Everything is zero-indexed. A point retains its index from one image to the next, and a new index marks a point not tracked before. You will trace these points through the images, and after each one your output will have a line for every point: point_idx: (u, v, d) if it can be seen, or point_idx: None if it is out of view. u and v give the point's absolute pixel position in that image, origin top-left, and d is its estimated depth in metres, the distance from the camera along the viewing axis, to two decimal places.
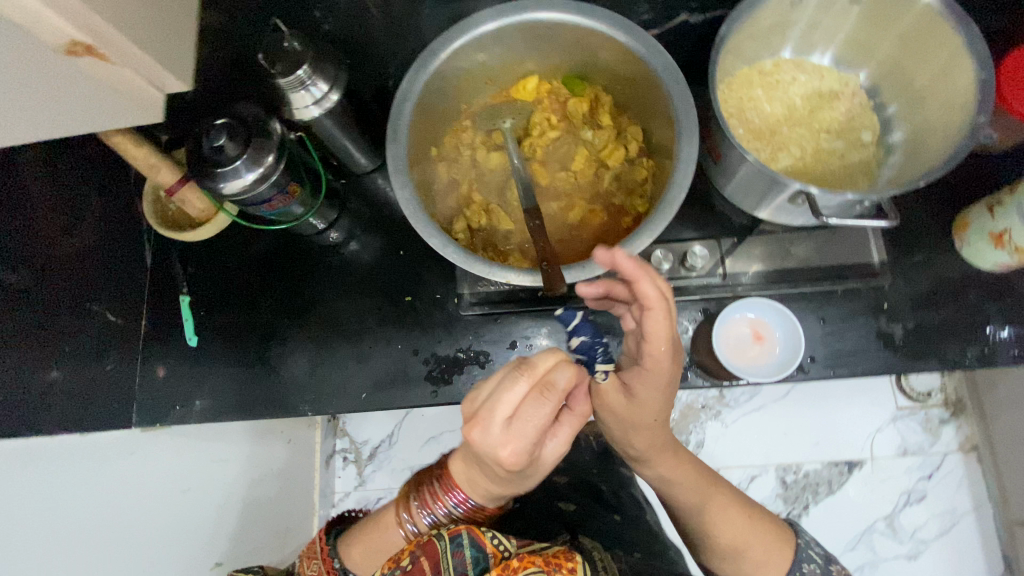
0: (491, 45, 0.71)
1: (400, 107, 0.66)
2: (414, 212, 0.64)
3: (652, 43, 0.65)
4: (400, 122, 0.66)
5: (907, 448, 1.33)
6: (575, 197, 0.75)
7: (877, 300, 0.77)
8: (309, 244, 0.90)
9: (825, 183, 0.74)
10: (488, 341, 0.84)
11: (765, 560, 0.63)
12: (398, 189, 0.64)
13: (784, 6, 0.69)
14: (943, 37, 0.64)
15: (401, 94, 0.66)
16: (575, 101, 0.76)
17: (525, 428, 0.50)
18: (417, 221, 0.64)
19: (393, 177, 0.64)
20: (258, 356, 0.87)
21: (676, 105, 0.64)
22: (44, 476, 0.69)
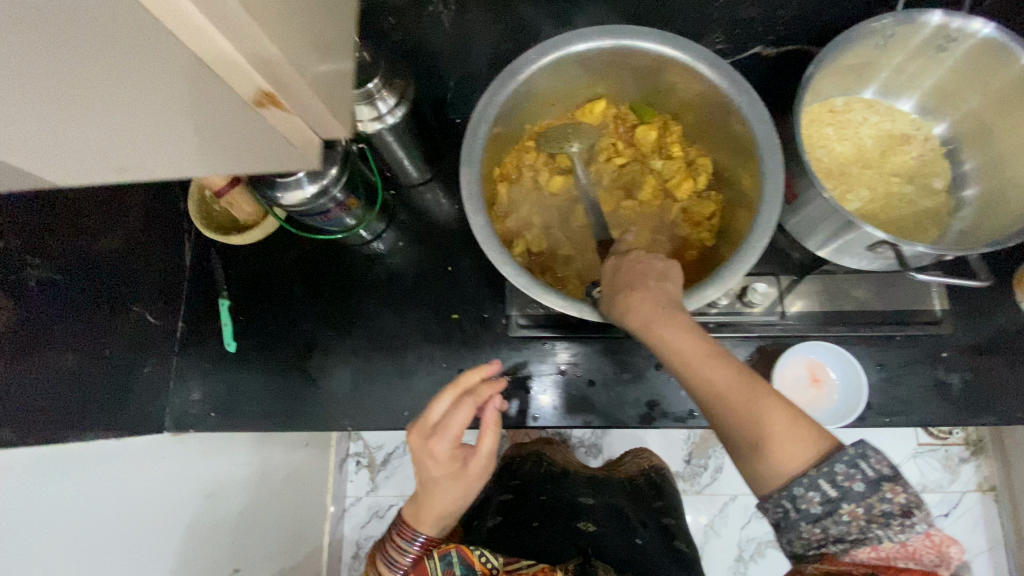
0: (566, 69, 0.69)
1: (476, 128, 0.64)
2: (484, 237, 0.63)
3: (738, 78, 0.64)
4: (475, 143, 0.64)
5: (926, 484, 1.33)
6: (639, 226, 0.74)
7: (935, 348, 0.76)
8: (355, 255, 0.89)
9: (894, 228, 0.73)
10: (534, 368, 0.82)
11: (766, 436, 0.46)
12: (471, 215, 0.63)
13: (870, 50, 0.68)
14: None
15: (477, 116, 0.64)
16: (644, 129, 0.75)
17: (452, 422, 0.67)
18: (487, 247, 0.63)
19: (467, 203, 0.63)
20: (297, 366, 0.85)
21: (761, 145, 0.62)
22: (76, 482, 0.66)
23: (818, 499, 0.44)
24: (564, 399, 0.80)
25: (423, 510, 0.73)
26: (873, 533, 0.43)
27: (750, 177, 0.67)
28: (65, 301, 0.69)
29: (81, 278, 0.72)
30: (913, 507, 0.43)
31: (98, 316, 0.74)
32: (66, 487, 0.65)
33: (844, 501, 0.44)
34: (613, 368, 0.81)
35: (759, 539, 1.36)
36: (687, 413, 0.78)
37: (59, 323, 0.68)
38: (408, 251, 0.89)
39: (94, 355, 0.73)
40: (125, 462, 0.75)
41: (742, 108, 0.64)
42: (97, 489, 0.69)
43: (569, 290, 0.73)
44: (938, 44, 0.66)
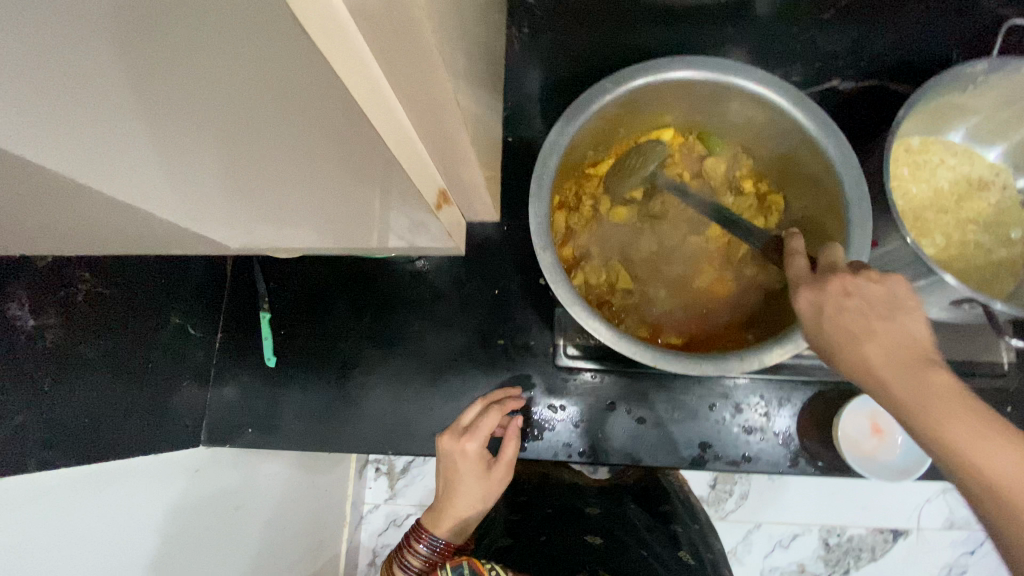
0: (640, 99, 0.67)
1: (546, 160, 0.62)
2: (553, 273, 0.60)
3: (827, 119, 0.61)
4: (545, 175, 0.62)
5: (954, 522, 1.28)
6: (704, 262, 0.72)
7: (1000, 402, 0.73)
8: (399, 272, 0.86)
9: (968, 278, 0.70)
10: (583, 399, 0.80)
11: None
12: (540, 251, 0.60)
13: (956, 92, 0.67)
14: None
15: (548, 147, 0.62)
16: (714, 162, 0.72)
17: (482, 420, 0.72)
18: (555, 285, 0.60)
19: (535, 238, 0.60)
20: (337, 386, 0.83)
21: (848, 192, 0.59)
22: (120, 498, 0.63)
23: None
24: (611, 434, 0.78)
25: (442, 510, 0.71)
26: None
27: (829, 220, 0.64)
28: (106, 318, 0.67)
29: (125, 298, 0.69)
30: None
31: (138, 329, 0.72)
32: (135, 501, 0.65)
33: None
34: (664, 406, 0.78)
35: (781, 569, 1.30)
36: (739, 456, 0.76)
37: (100, 340, 0.65)
38: (453, 272, 0.86)
39: (132, 369, 0.71)
40: (165, 475, 0.72)
41: (829, 151, 0.61)
42: (140, 501, 0.66)
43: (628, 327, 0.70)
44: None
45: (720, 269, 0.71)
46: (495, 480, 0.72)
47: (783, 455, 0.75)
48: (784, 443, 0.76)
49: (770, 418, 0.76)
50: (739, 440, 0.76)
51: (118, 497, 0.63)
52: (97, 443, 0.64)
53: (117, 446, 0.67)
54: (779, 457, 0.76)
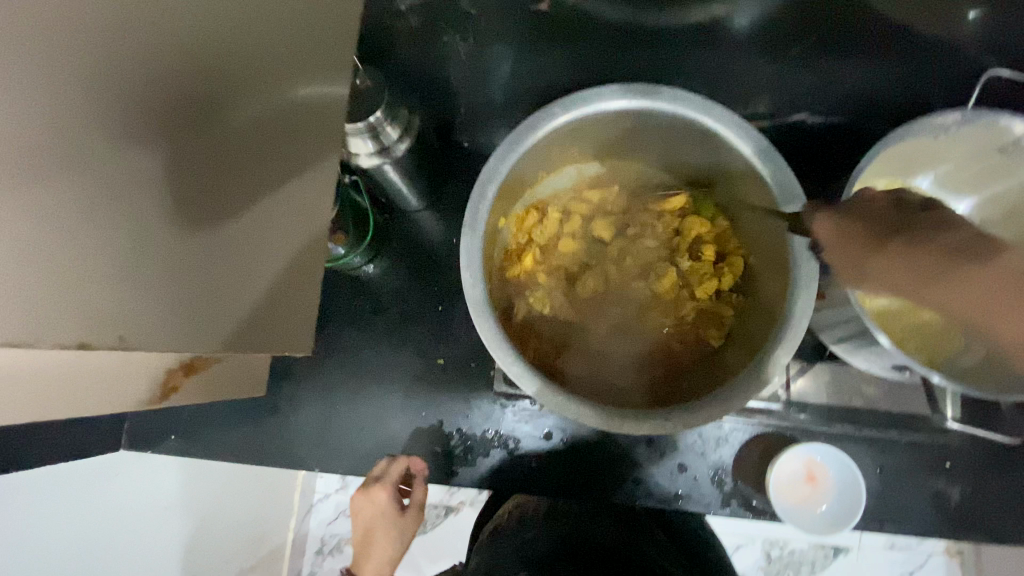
0: (596, 125, 0.62)
1: (484, 189, 0.58)
2: (478, 312, 0.56)
3: (785, 169, 0.57)
4: (480, 205, 0.58)
5: (896, 542, 1.14)
6: (647, 310, 0.69)
7: (939, 457, 0.72)
8: (340, 279, 0.81)
9: (921, 335, 0.66)
10: (521, 427, 0.77)
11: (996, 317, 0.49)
12: (468, 287, 0.56)
13: (927, 139, 0.62)
14: None
15: (487, 174, 0.58)
16: (693, 221, 0.69)
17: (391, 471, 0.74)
18: (481, 323, 0.55)
19: (465, 273, 0.56)
20: (268, 393, 0.80)
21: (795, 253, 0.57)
22: (45, 505, 0.61)
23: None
24: (546, 464, 0.76)
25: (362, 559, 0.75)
26: None
27: (774, 279, 0.61)
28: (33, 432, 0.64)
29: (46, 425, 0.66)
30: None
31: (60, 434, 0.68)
32: (86, 500, 0.66)
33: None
34: (601, 438, 0.76)
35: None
36: (672, 494, 0.75)
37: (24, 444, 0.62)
38: (396, 281, 0.81)
39: None
40: (88, 476, 0.69)
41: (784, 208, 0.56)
42: (67, 505, 0.63)
43: (564, 363, 0.66)
44: (1001, 145, 0.61)
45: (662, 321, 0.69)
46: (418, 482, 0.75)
47: (714, 494, 0.74)
48: (718, 483, 0.75)
49: (704, 455, 0.75)
50: (674, 478, 0.75)
51: (56, 504, 0.62)
52: (26, 449, 0.62)
53: (50, 452, 0.65)
54: (711, 497, 0.74)
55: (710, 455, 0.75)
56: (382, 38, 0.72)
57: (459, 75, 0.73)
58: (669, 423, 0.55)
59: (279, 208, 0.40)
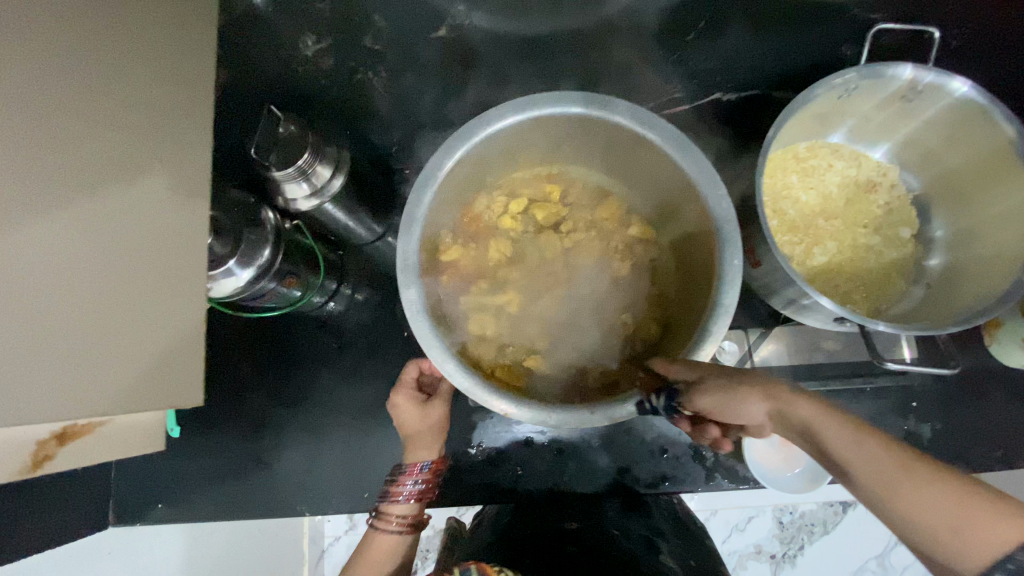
0: (525, 132, 0.65)
1: (419, 196, 0.60)
2: (416, 315, 0.57)
3: (704, 164, 0.59)
4: (417, 209, 0.60)
5: None
6: (587, 323, 0.69)
7: (905, 397, 0.75)
8: (303, 319, 0.82)
9: (861, 284, 0.69)
10: (501, 436, 0.78)
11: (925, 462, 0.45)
12: (404, 288, 0.57)
13: (831, 100, 0.64)
14: (1008, 163, 0.60)
15: (422, 181, 0.60)
16: (633, 277, 0.71)
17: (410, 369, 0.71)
18: (416, 324, 0.56)
19: (400, 275, 0.57)
20: (252, 446, 0.80)
21: (723, 239, 0.58)
22: None
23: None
24: (530, 471, 0.78)
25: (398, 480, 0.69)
26: None
27: (702, 264, 0.63)
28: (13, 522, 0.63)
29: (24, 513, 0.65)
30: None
31: (43, 520, 0.67)
32: None
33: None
34: (579, 436, 0.77)
35: (739, 553, 1.17)
36: (658, 477, 0.76)
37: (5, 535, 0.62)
38: (359, 316, 0.82)
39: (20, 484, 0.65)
40: (75, 557, 0.69)
41: (704, 195, 0.59)
42: None
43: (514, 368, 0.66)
44: (904, 95, 0.63)
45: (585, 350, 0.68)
46: (440, 416, 0.71)
47: (698, 471, 0.76)
48: (700, 459, 0.76)
49: (681, 435, 0.76)
50: (657, 462, 0.76)
51: None
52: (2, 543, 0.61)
53: (32, 540, 0.65)
54: (696, 474, 0.76)
55: (688, 434, 0.76)
56: (279, 89, 0.73)
57: (385, 102, 0.74)
58: (586, 418, 0.57)
59: (143, 277, 0.49)
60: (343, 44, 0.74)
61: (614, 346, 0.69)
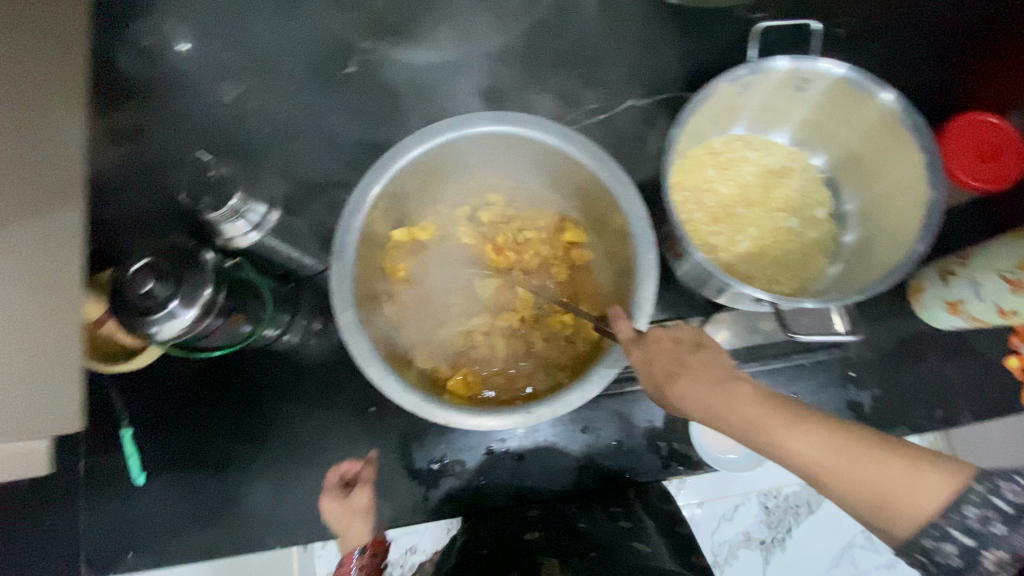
0: (447, 153, 0.68)
1: (348, 222, 0.63)
2: (354, 335, 0.59)
3: (614, 169, 0.64)
4: (347, 235, 0.63)
5: None
6: (528, 328, 0.73)
7: (844, 369, 0.79)
8: (259, 354, 0.83)
9: (784, 265, 0.73)
10: (464, 446, 0.80)
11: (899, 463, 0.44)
12: (339, 311, 0.59)
13: (731, 95, 0.68)
14: (898, 137, 0.64)
15: (350, 208, 0.63)
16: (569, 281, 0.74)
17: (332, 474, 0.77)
18: (355, 344, 0.59)
19: (335, 298, 0.59)
20: (219, 486, 0.81)
21: (636, 237, 0.62)
22: None
23: (955, 551, 0.43)
24: (494, 478, 0.80)
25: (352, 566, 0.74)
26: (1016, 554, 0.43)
27: (627, 261, 0.67)
28: None
29: None
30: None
31: None
32: None
33: (986, 547, 0.43)
34: (537, 439, 0.80)
35: (729, 543, 1.14)
36: (617, 471, 0.79)
37: None
38: (314, 346, 0.84)
39: None
40: None
41: (618, 197, 0.64)
42: None
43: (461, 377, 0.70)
44: (797, 84, 0.67)
45: (528, 352, 0.73)
46: (365, 502, 0.75)
47: (653, 460, 0.80)
48: (655, 449, 0.80)
49: (634, 428, 0.80)
50: (615, 456, 0.79)
51: None
52: None
53: None
54: (653, 463, 0.79)
55: (642, 425, 0.79)
56: (200, 132, 0.75)
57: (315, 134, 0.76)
58: (528, 414, 0.60)
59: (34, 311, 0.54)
60: (258, 85, 0.76)
61: (554, 347, 0.72)
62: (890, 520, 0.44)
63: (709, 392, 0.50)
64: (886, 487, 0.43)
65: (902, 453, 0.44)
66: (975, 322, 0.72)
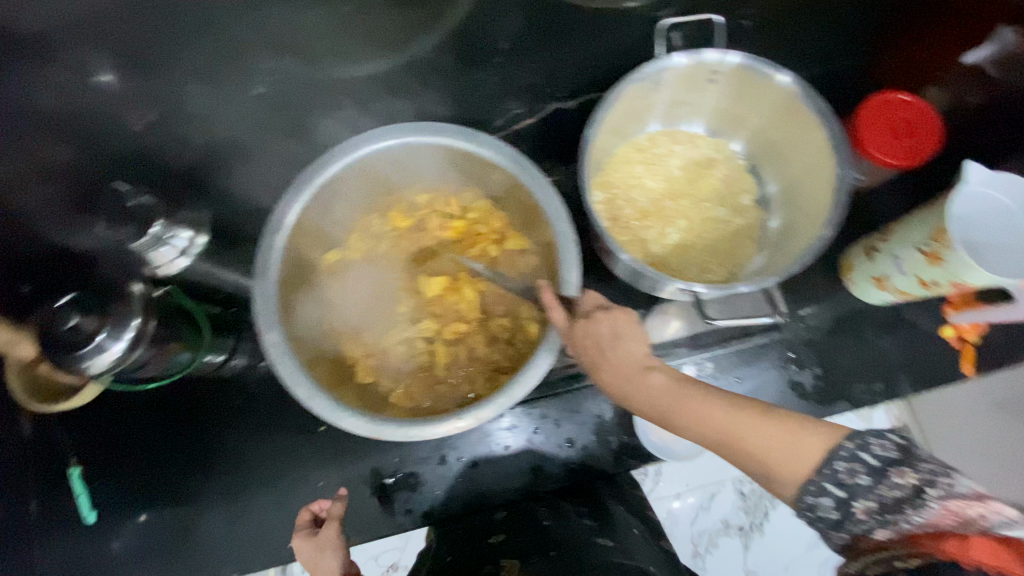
0: (369, 166, 0.69)
1: (271, 241, 0.63)
2: (279, 355, 0.59)
3: (533, 172, 0.65)
4: (270, 255, 0.63)
5: None
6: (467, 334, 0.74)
7: (783, 351, 0.80)
8: (205, 381, 0.83)
9: (714, 253, 0.74)
10: (417, 456, 0.80)
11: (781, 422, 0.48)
12: (264, 332, 0.59)
13: (645, 92, 0.70)
14: (804, 121, 0.66)
15: (272, 228, 0.63)
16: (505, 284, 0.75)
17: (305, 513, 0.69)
18: (281, 365, 0.59)
19: (258, 320, 0.59)
20: (172, 519, 0.80)
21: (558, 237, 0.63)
22: None
23: (831, 505, 0.45)
24: (449, 486, 0.80)
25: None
26: (891, 519, 0.44)
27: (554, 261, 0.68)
28: None
29: None
30: (925, 485, 0.43)
31: None
32: None
33: (856, 499, 0.44)
34: (490, 444, 0.81)
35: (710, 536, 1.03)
36: (571, 469, 0.81)
37: None
38: (261, 368, 0.84)
39: None
40: None
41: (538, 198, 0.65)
42: None
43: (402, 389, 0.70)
44: (706, 77, 0.69)
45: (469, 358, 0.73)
46: (335, 534, 0.65)
47: (606, 455, 0.82)
48: (605, 444, 0.82)
49: (585, 425, 0.81)
50: (569, 455, 0.81)
51: None
52: None
53: None
54: (605, 458, 0.81)
55: (594, 421, 0.81)
56: (120, 164, 0.74)
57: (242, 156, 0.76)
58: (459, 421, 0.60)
59: None
60: (172, 108, 0.73)
61: (493, 350, 0.73)
62: (775, 481, 0.47)
63: (626, 379, 0.55)
64: (766, 450, 0.47)
65: (787, 419, 0.49)
66: (901, 296, 0.74)
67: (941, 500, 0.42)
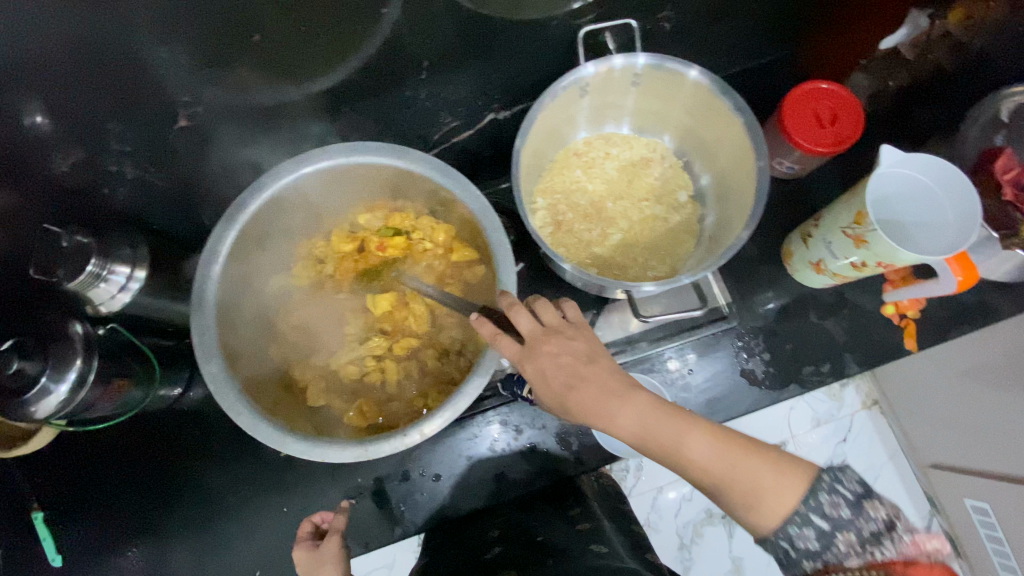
0: (304, 189, 0.69)
1: (208, 271, 0.63)
2: (221, 385, 0.60)
3: (465, 184, 0.66)
4: (207, 284, 0.63)
5: None
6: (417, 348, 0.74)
7: (733, 341, 0.82)
8: (165, 415, 0.83)
9: (654, 250, 0.76)
10: (381, 473, 0.81)
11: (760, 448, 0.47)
12: (204, 363, 0.60)
13: (572, 98, 0.71)
14: (725, 115, 0.67)
15: (207, 257, 0.64)
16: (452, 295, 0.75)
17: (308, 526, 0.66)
18: (222, 395, 0.59)
19: (197, 350, 0.60)
20: (135, 558, 0.79)
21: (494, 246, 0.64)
22: None
23: (813, 534, 0.45)
24: (415, 499, 0.81)
25: None
26: (867, 552, 0.43)
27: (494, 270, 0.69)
28: None
29: None
30: (894, 520, 0.44)
31: None
32: None
33: (837, 530, 0.44)
34: (453, 454, 0.81)
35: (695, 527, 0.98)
36: (534, 472, 0.82)
37: None
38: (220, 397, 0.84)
39: None
40: None
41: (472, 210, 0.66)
42: None
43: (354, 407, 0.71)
44: (629, 79, 0.71)
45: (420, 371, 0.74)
46: (336, 549, 0.61)
47: (569, 457, 0.83)
48: (566, 445, 0.83)
49: (545, 428, 0.82)
50: (532, 458, 0.82)
51: None
52: None
53: None
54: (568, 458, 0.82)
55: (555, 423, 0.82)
56: None
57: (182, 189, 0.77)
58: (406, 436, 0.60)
59: None
60: None
61: (444, 363, 0.73)
62: (757, 510, 0.46)
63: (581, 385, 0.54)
64: (749, 476, 0.46)
65: (770, 448, 0.48)
66: (839, 278, 0.75)
67: (909, 534, 0.43)
